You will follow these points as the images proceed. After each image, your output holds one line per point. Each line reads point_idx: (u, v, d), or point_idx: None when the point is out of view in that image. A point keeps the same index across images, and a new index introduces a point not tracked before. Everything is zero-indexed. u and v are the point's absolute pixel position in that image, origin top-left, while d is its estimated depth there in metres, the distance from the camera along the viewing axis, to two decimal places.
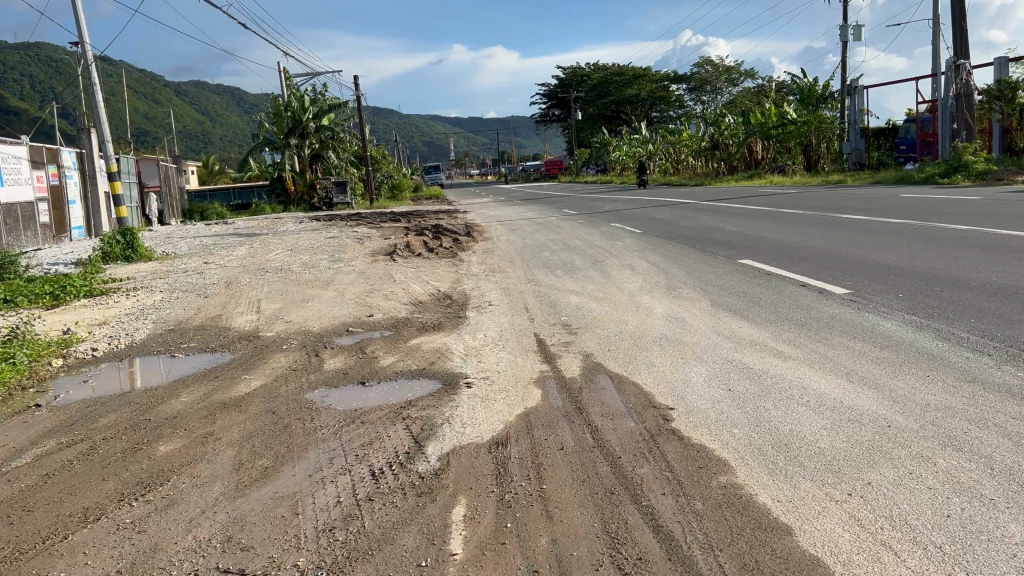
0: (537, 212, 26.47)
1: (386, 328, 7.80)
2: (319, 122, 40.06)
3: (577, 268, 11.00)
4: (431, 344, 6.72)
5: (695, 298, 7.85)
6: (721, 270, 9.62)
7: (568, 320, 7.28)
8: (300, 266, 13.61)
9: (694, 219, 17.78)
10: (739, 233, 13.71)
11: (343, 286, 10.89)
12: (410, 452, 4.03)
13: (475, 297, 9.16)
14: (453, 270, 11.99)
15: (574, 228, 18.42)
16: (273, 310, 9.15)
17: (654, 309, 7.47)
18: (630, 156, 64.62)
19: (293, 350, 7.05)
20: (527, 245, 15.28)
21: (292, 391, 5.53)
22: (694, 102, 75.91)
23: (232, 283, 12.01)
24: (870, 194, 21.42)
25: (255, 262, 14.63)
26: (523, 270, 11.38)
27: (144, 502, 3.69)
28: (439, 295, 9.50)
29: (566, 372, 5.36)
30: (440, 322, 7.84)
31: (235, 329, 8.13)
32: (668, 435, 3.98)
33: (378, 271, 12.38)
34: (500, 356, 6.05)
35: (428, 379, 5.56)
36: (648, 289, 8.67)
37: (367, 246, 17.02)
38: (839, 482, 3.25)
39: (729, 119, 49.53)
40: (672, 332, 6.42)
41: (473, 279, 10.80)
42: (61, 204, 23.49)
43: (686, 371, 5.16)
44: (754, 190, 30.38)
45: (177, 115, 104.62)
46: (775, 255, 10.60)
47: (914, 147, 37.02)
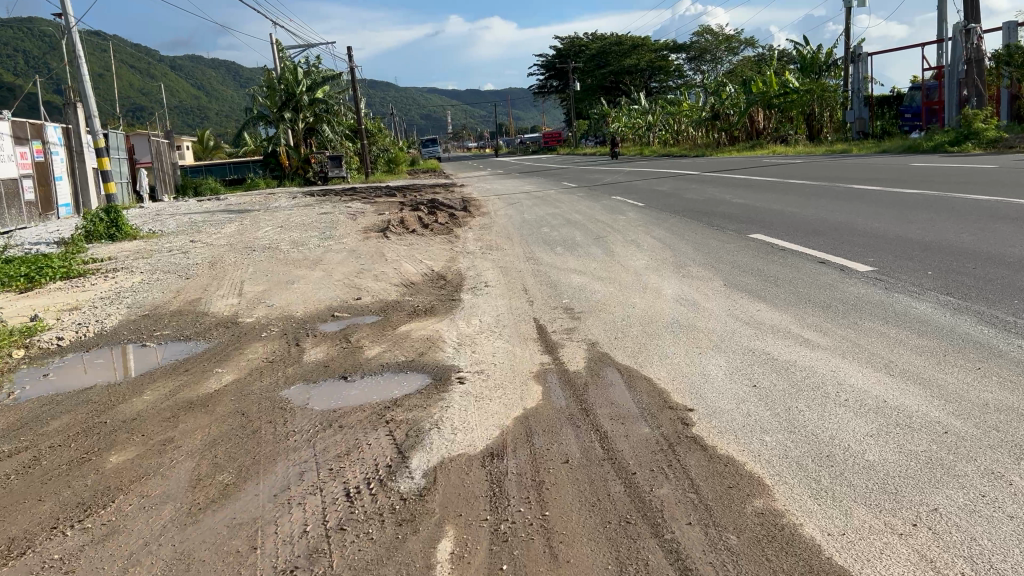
0: (535, 185, 25.86)
1: (374, 313, 7.25)
2: (313, 95, 39.30)
3: (578, 245, 10.45)
4: (422, 331, 6.18)
5: (706, 277, 7.31)
6: (732, 246, 9.06)
7: (570, 303, 6.74)
8: (289, 244, 13.05)
9: (698, 191, 17.21)
10: (747, 205, 13.15)
11: (332, 266, 10.34)
12: (391, 465, 3.50)
13: (471, 278, 8.61)
14: (448, 248, 11.45)
15: (573, 201, 17.88)
16: (256, 293, 8.60)
17: (663, 290, 6.93)
18: (630, 127, 63.83)
19: (272, 338, 6.51)
20: (525, 220, 14.73)
21: (267, 387, 4.99)
22: (694, 72, 75.00)
23: (217, 263, 11.45)
24: (878, 164, 20.84)
25: (243, 240, 14.06)
26: (521, 247, 10.82)
27: (79, 530, 3.15)
28: (433, 275, 8.96)
29: (570, 366, 4.83)
30: (432, 306, 7.30)
31: (214, 314, 7.58)
32: (689, 444, 3.45)
33: (370, 249, 11.82)
34: (497, 346, 5.52)
35: (416, 373, 5.03)
36: (655, 267, 8.13)
37: (360, 222, 16.46)
38: (900, 507, 2.74)
39: (730, 88, 48.76)
40: (684, 316, 5.88)
41: (469, 257, 10.25)
42: (47, 181, 22.86)
43: (703, 363, 4.63)
44: (757, 161, 29.75)
45: (171, 90, 103.38)
46: (788, 229, 10.03)
47: (920, 116, 35.94)
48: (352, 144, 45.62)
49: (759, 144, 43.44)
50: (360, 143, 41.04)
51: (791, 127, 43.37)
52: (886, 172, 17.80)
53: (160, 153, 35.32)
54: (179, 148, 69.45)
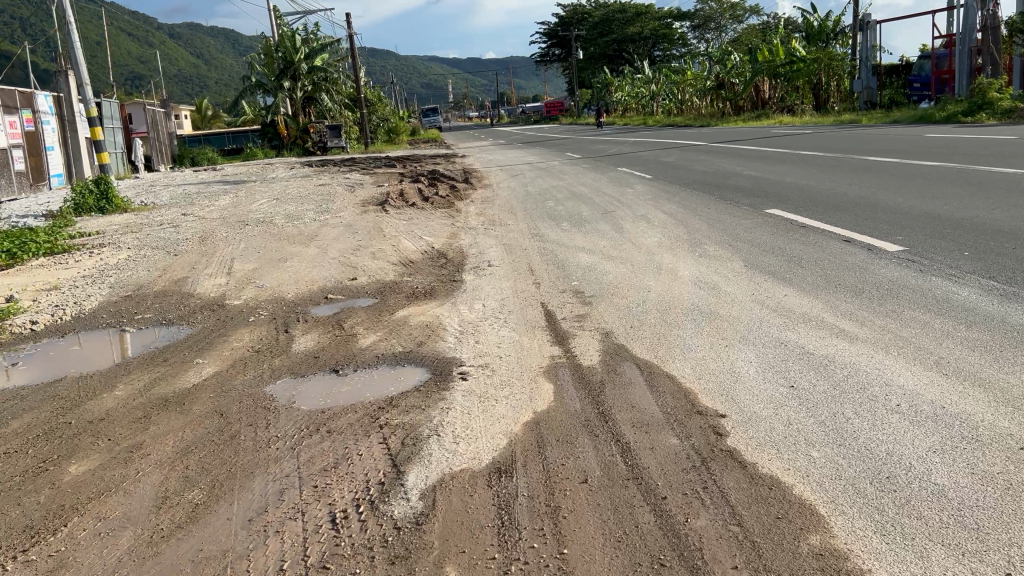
0: (537, 156, 25.28)
1: (370, 295, 6.79)
2: (311, 62, 38.55)
3: (586, 220, 9.96)
4: (420, 317, 5.72)
5: (724, 257, 6.85)
6: (749, 222, 8.59)
7: (580, 286, 6.27)
8: (284, 218, 12.57)
9: (707, 162, 16.70)
10: (759, 178, 12.65)
11: (328, 242, 9.87)
12: (385, 482, 3.07)
13: (474, 256, 8.15)
14: (450, 223, 10.97)
15: (578, 173, 17.38)
16: (246, 272, 8.13)
17: (679, 271, 6.47)
18: (633, 97, 62.96)
19: (260, 323, 6.05)
20: (529, 193, 14.24)
21: (251, 383, 4.55)
22: (699, 40, 73.85)
23: (208, 238, 10.97)
24: (891, 135, 20.28)
25: (237, 214, 13.57)
26: (526, 222, 10.34)
27: (22, 565, 2.73)
28: (433, 253, 8.50)
29: (583, 360, 4.38)
30: (432, 288, 6.84)
31: (199, 296, 7.13)
32: (725, 459, 3.02)
33: (368, 224, 11.33)
34: (501, 335, 5.07)
35: (413, 367, 4.59)
36: (668, 245, 7.67)
37: (358, 195, 15.96)
38: (986, 552, 2.31)
39: (735, 57, 47.95)
40: (705, 301, 5.43)
41: (472, 234, 9.78)
42: (38, 151, 22.31)
43: (730, 357, 4.18)
44: (765, 131, 29.12)
45: (169, 58, 102.04)
46: (806, 204, 9.55)
47: (929, 85, 35.63)
48: (352, 114, 44.89)
49: (764, 114, 42.70)
50: (360, 112, 40.34)
51: (797, 97, 42.60)
52: (901, 143, 17.25)
53: (155, 122, 34.69)
54: (176, 118, 68.55)
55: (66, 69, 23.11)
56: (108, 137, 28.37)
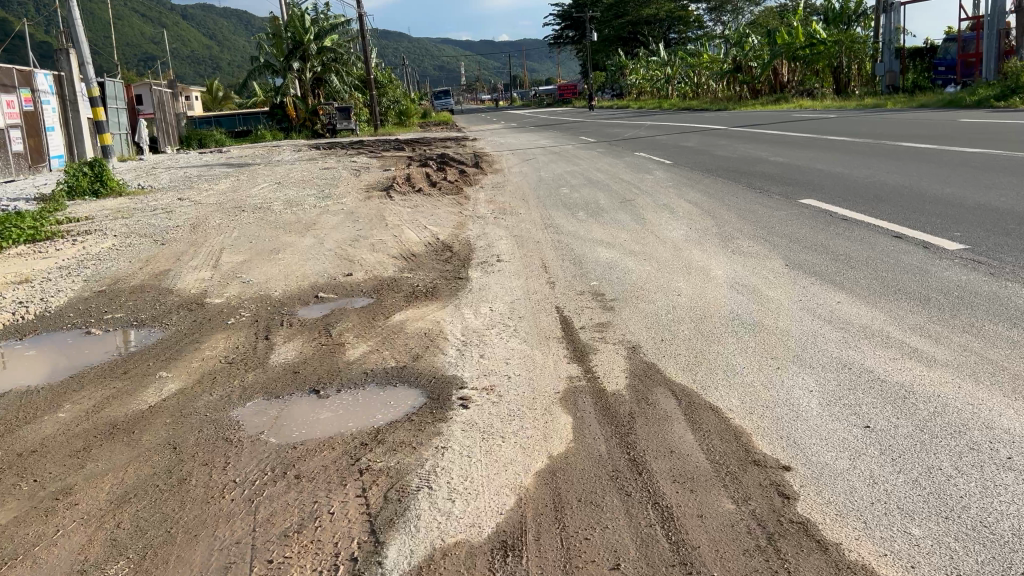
0: (550, 140, 24.53)
1: (365, 294, 6.10)
2: (320, 43, 38.06)
3: (603, 210, 9.24)
4: (418, 322, 5.02)
5: (761, 254, 6.14)
6: (783, 214, 7.87)
7: (599, 287, 5.57)
8: (283, 204, 11.91)
9: (729, 147, 15.95)
10: (787, 164, 11.89)
11: (327, 231, 9.18)
12: (359, 560, 2.40)
13: (482, 250, 7.46)
14: (457, 211, 10.28)
15: (593, 158, 16.66)
16: (235, 265, 7.45)
17: (711, 271, 5.76)
18: (649, 80, 61.88)
19: (240, 326, 5.37)
20: (542, 179, 13.54)
21: (217, 406, 3.86)
22: (716, 23, 72.38)
23: (200, 225, 10.30)
24: (920, 120, 19.44)
25: (236, 199, 12.91)
26: (538, 211, 9.63)
27: None
28: (438, 246, 7.81)
29: (607, 383, 3.68)
30: (435, 286, 6.15)
31: (179, 293, 6.45)
32: (798, 537, 2.34)
33: (371, 211, 10.63)
34: (510, 347, 4.38)
35: (407, 389, 3.89)
36: (696, 239, 6.95)
37: (364, 179, 15.30)
38: None
39: (753, 39, 46.86)
40: (745, 308, 4.72)
41: (480, 223, 9.09)
42: (37, 131, 21.67)
43: (785, 385, 3.48)
44: (786, 115, 28.21)
45: (180, 39, 101.23)
46: (843, 194, 8.81)
47: (954, 69, 34.84)
48: (362, 95, 44.14)
49: (782, 97, 41.67)
50: (370, 94, 39.53)
51: (817, 80, 41.51)
52: (932, 128, 16.44)
53: (162, 103, 33.99)
54: (186, 99, 67.76)
55: (67, 47, 22.42)
56: (111, 118, 27.71)
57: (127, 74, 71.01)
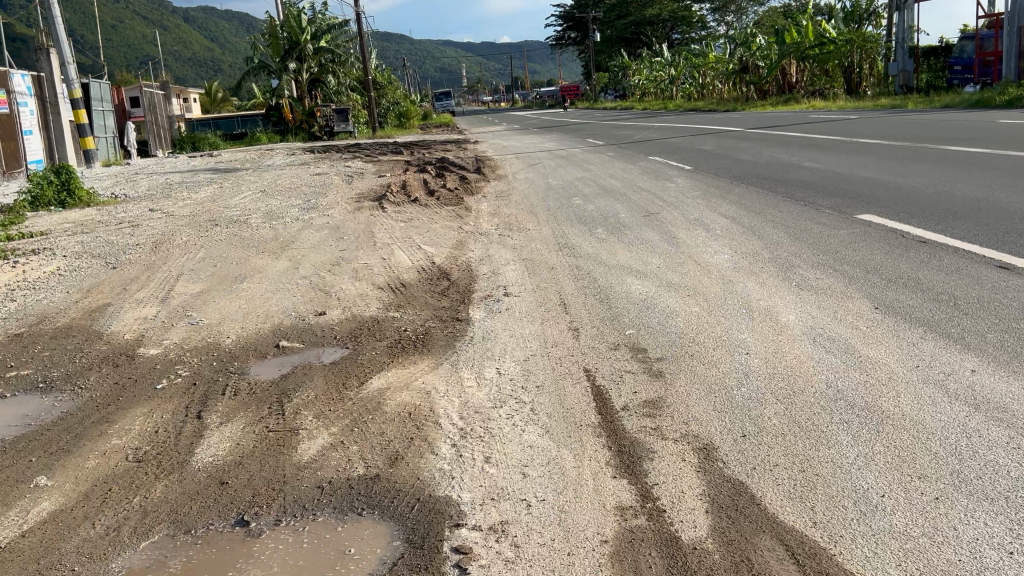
0: (555, 143, 23.29)
1: (340, 343, 4.83)
2: (317, 43, 36.87)
3: (626, 226, 7.98)
4: (401, 395, 3.75)
5: (838, 293, 4.89)
6: (846, 233, 6.62)
7: (638, 338, 4.31)
8: (262, 217, 10.67)
9: (753, 151, 14.72)
10: (827, 171, 10.66)
11: (306, 251, 7.93)
12: None
13: (484, 279, 6.20)
14: (458, 226, 9.03)
15: (604, 162, 15.44)
16: (189, 298, 6.19)
17: (781, 316, 4.51)
18: (652, 81, 60.69)
19: (170, 395, 4.09)
20: (551, 186, 12.33)
21: (94, 551, 2.59)
22: (719, 23, 71.02)
23: (164, 243, 9.04)
24: (952, 121, 18.23)
25: (211, 210, 11.65)
26: (550, 227, 8.36)
27: None
28: (433, 273, 6.57)
29: (679, 529, 2.41)
30: (428, 332, 4.88)
31: (111, 338, 5.19)
32: None
33: (359, 226, 9.38)
34: (528, 441, 3.11)
35: (378, 524, 2.61)
36: (750, 269, 5.69)
37: (356, 187, 14.07)
38: None
39: (760, 38, 45.60)
40: (847, 380, 3.46)
41: (483, 243, 7.85)
42: (14, 134, 20.44)
43: (971, 545, 2.23)
44: (801, 116, 26.98)
45: (178, 41, 100.03)
46: (908, 208, 7.57)
47: (971, 68, 33.68)
48: (360, 97, 42.92)
49: (792, 98, 40.42)
50: (368, 96, 38.31)
51: (826, 81, 40.21)
52: (973, 129, 15.19)
53: (152, 105, 32.67)
54: (183, 102, 66.50)
55: (46, 46, 21.16)
56: (96, 121, 26.49)
57: (123, 77, 69.70)
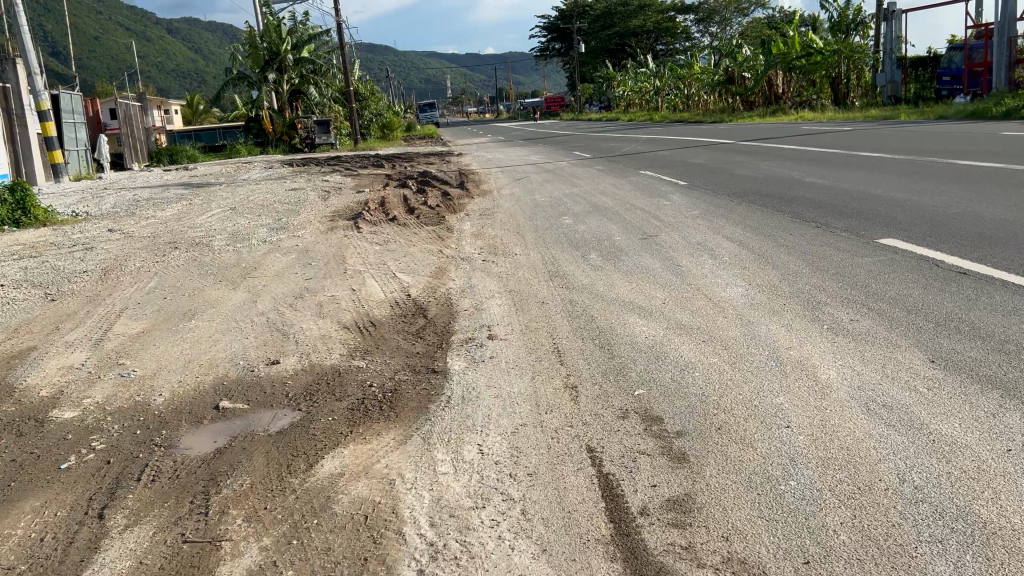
0: (541, 155, 22.57)
1: (291, 403, 4.04)
2: (298, 54, 36.01)
3: (622, 250, 7.25)
4: (358, 485, 2.98)
5: (881, 339, 4.18)
6: (871, 261, 5.92)
7: (651, 402, 3.56)
8: (228, 238, 9.90)
9: (750, 165, 14.07)
10: (834, 188, 10.01)
11: (267, 279, 7.16)
12: None
13: (465, 316, 5.44)
14: (438, 249, 8.28)
15: (593, 176, 14.78)
16: (126, 340, 5.39)
17: (820, 372, 3.77)
18: (637, 92, 60.24)
19: (70, 480, 3.29)
20: (539, 203, 11.63)
21: None
22: (703, 34, 70.81)
23: (116, 269, 8.26)
24: (952, 132, 17.63)
25: (174, 230, 10.87)
26: (538, 252, 7.62)
27: None
28: (408, 308, 5.80)
29: None
30: (396, 390, 4.10)
31: (23, 395, 4.39)
32: None
33: (329, 249, 8.62)
34: (519, 569, 2.37)
35: None
36: (771, 308, 4.96)
37: (333, 203, 13.33)
38: None
39: (746, 50, 44.98)
40: (929, 473, 2.73)
41: (464, 271, 7.08)
42: None
43: None
44: (792, 126, 26.40)
45: (161, 53, 99.12)
46: (933, 231, 6.87)
47: (960, 78, 33.04)
48: (342, 108, 42.12)
49: (779, 109, 39.76)
50: (350, 107, 37.48)
51: (814, 91, 39.80)
52: (976, 142, 14.58)
53: (128, 116, 31.77)
54: (165, 114, 65.51)
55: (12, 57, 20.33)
56: (66, 133, 25.58)
57: (102, 88, 68.60)
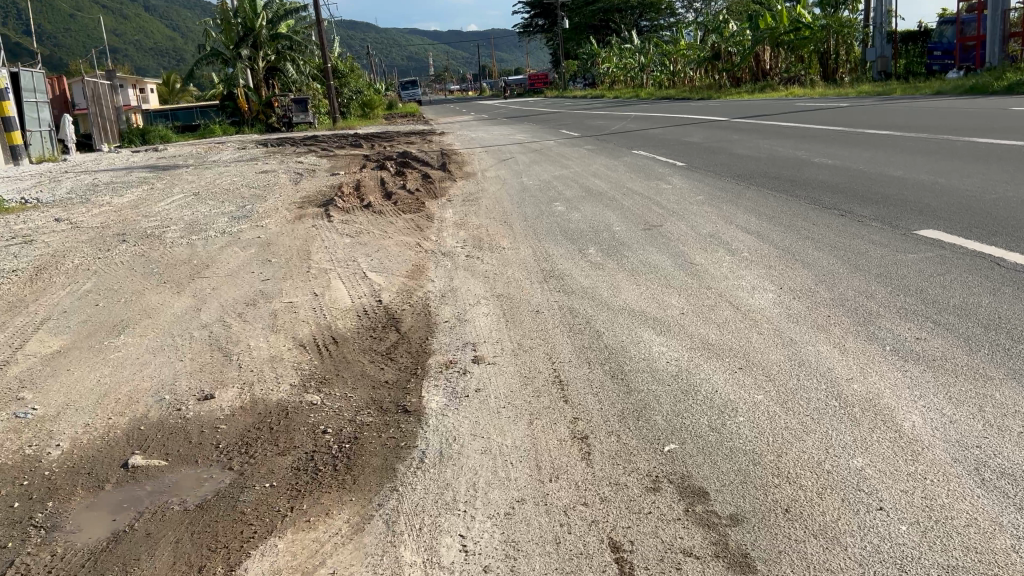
0: (526, 134, 21.67)
1: (220, 461, 3.16)
2: (274, 29, 34.78)
3: (623, 244, 6.40)
4: None
5: (965, 366, 3.33)
6: (918, 259, 5.07)
7: (688, 469, 2.70)
8: (183, 228, 8.96)
9: (750, 143, 13.21)
10: (848, 170, 9.17)
11: (219, 280, 6.25)
12: None
13: (444, 331, 4.55)
14: (416, 242, 7.39)
15: (584, 157, 13.89)
16: (35, 363, 4.48)
17: (900, 417, 2.93)
18: (622, 69, 59.11)
19: None
20: (526, 187, 10.75)
21: None
22: (688, 9, 69.71)
23: (53, 266, 7.33)
24: (956, 108, 16.81)
25: (128, 219, 9.92)
26: (528, 246, 6.75)
27: None
28: (377, 319, 4.90)
29: None
30: (356, 440, 3.22)
31: None
32: None
33: (295, 242, 7.72)
34: None
35: None
36: (814, 321, 4.10)
37: (304, 188, 12.39)
38: None
39: (732, 25, 43.92)
40: None
41: (444, 269, 6.20)
42: None
43: None
44: (785, 103, 25.56)
45: (137, 31, 97.03)
46: (976, 220, 6.04)
47: (952, 53, 31.96)
48: (321, 85, 40.87)
49: (767, 85, 38.81)
50: (329, 85, 36.26)
51: (802, 67, 38.86)
52: (986, 118, 13.76)
53: (96, 96, 30.47)
54: (140, 92, 63.77)
55: None
56: (29, 113, 24.38)
57: (75, 66, 66.70)
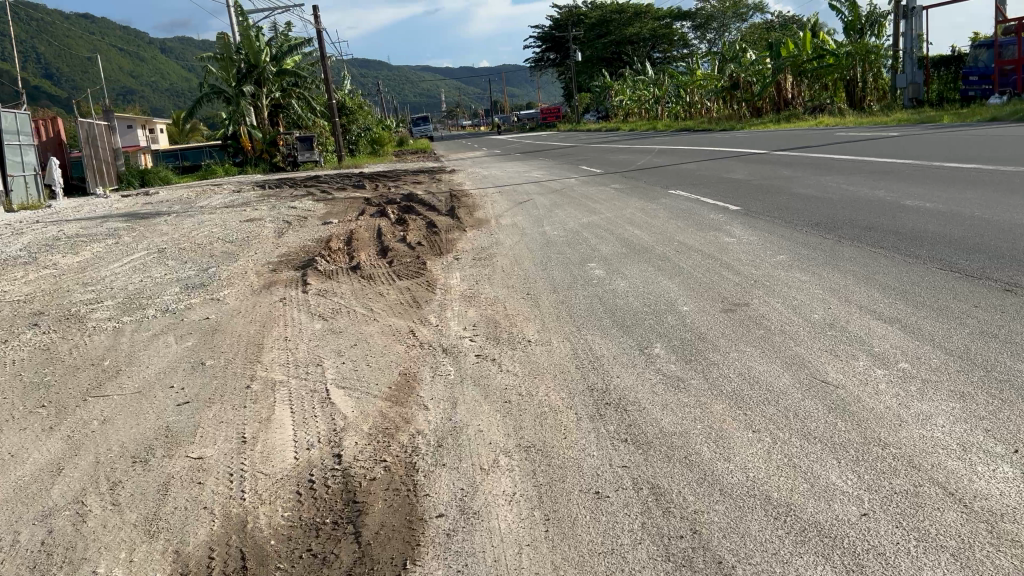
0: (543, 172, 19.73)
1: None
2: (279, 65, 33.19)
3: (707, 341, 4.43)
4: None
5: None
6: None
7: None
8: (118, 303, 7.06)
9: (811, 180, 11.25)
10: (965, 216, 7.19)
11: (120, 402, 4.30)
12: None
13: (436, 544, 2.56)
14: (407, 329, 5.44)
15: (613, 198, 11.94)
16: None
17: None
18: (637, 100, 57.09)
19: None
20: (549, 239, 8.82)
21: None
22: (703, 40, 67.82)
23: None
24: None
25: (61, 289, 8.03)
26: (561, 340, 4.80)
27: None
28: (323, 504, 2.91)
29: None
30: None
31: None
32: None
33: (251, 327, 5.81)
34: None
35: None
36: None
37: (287, 241, 10.51)
38: None
39: (750, 53, 41.83)
40: None
41: (444, 381, 4.24)
42: None
43: None
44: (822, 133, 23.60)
45: (149, 71, 96.11)
46: None
47: (989, 78, 29.50)
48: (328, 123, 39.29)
49: (790, 115, 36.82)
50: (336, 123, 34.62)
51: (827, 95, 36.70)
52: None
53: (94, 137, 28.70)
54: (149, 132, 62.55)
55: None
56: (13, 157, 22.68)
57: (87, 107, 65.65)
